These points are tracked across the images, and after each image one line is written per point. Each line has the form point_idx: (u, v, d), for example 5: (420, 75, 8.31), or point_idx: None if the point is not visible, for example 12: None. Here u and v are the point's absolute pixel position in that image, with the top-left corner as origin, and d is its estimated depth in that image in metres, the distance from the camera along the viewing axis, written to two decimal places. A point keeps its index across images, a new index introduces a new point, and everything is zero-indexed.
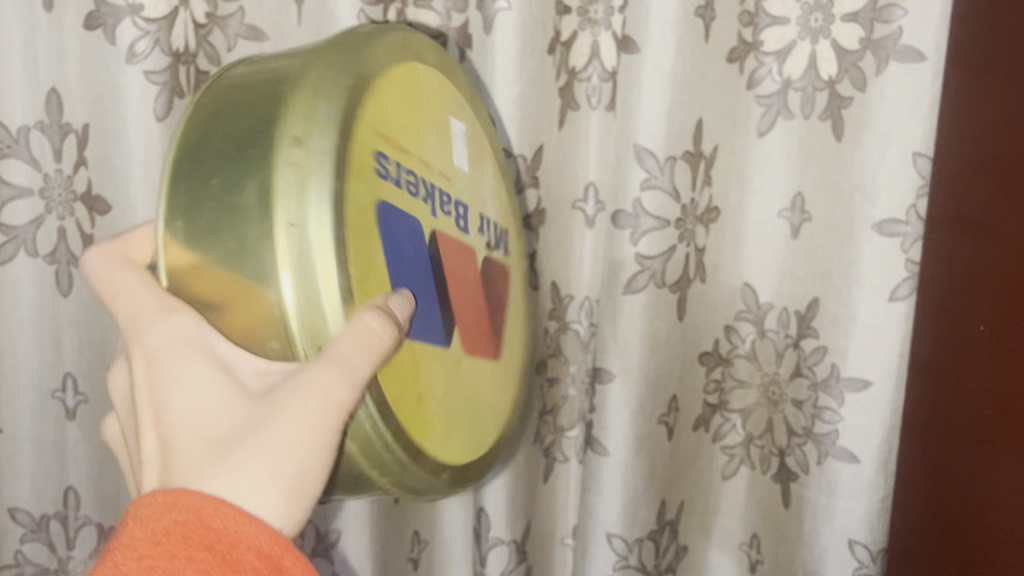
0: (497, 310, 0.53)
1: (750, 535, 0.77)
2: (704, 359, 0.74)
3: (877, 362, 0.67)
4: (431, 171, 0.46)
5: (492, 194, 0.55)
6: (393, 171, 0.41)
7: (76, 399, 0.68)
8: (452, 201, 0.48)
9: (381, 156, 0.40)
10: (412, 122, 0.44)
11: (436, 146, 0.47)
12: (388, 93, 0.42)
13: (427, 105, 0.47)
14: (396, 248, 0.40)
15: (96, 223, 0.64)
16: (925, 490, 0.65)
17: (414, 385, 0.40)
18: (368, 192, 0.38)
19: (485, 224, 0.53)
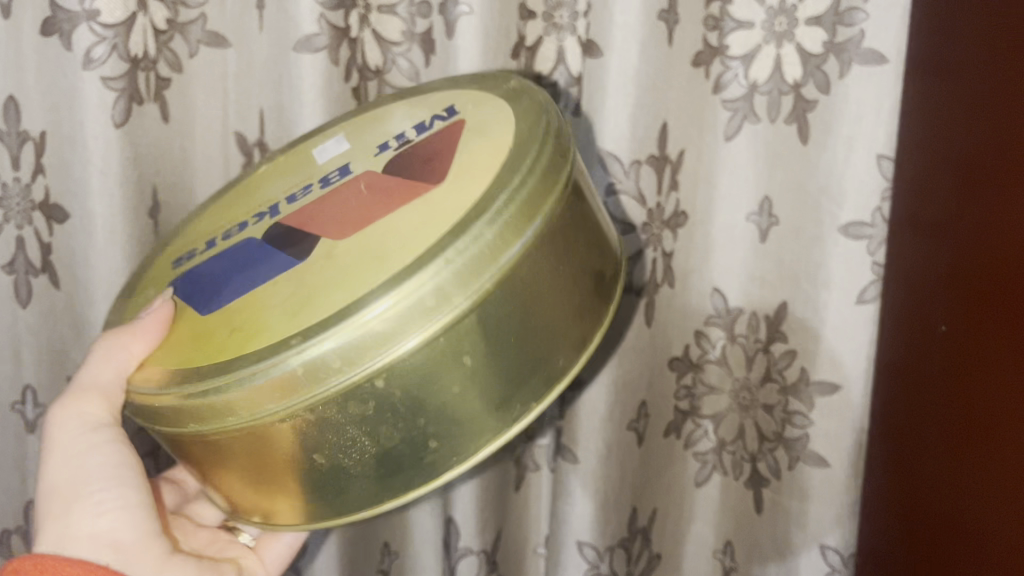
0: (432, 156, 0.44)
1: (724, 542, 0.77)
2: (674, 364, 0.73)
3: (844, 366, 0.68)
4: (264, 204, 0.49)
5: (407, 115, 0.50)
6: (201, 248, 0.48)
7: (37, 411, 0.67)
8: (315, 182, 0.48)
9: (182, 257, 0.49)
10: (240, 203, 0.50)
11: (281, 186, 0.50)
12: (209, 219, 0.52)
13: (257, 186, 0.52)
14: (203, 275, 0.45)
15: (54, 231, 0.64)
16: (891, 489, 0.66)
17: (226, 326, 0.40)
18: (158, 287, 0.46)
19: (397, 136, 0.48)
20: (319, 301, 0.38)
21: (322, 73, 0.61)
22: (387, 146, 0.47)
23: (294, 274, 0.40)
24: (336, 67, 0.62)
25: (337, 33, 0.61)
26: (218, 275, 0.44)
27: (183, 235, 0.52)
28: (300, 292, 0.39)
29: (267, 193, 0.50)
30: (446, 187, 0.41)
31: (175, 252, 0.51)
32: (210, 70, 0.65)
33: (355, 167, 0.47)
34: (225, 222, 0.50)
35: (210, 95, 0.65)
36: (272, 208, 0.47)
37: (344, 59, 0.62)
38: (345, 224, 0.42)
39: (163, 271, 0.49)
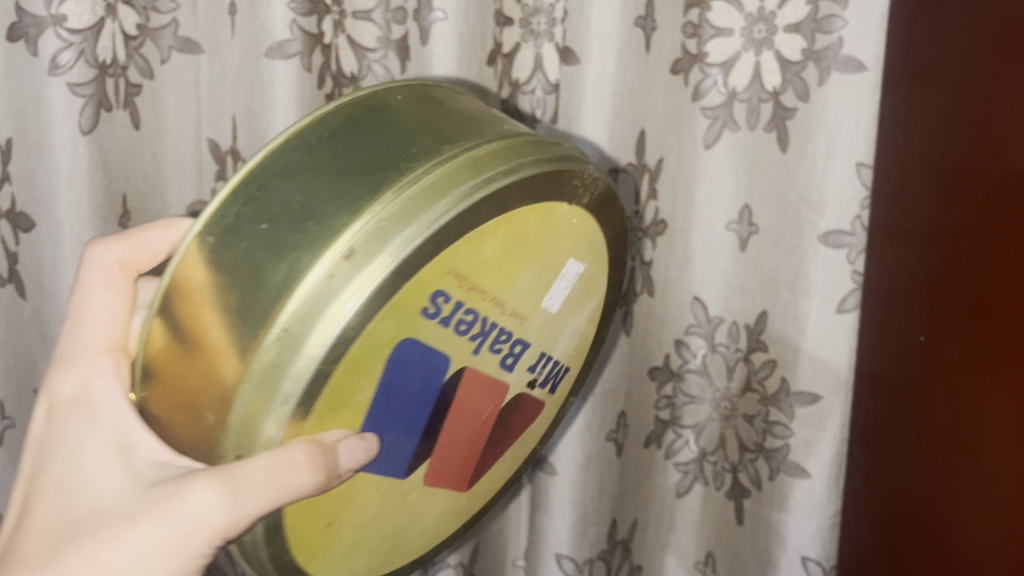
0: (504, 439, 0.47)
1: (705, 554, 0.76)
2: (654, 374, 0.73)
3: (828, 378, 0.66)
4: (495, 305, 0.41)
5: (574, 329, 0.48)
6: (445, 311, 0.39)
7: (4, 423, 0.65)
8: (513, 336, 0.43)
9: (435, 300, 0.38)
10: (517, 261, 0.41)
11: (525, 288, 0.42)
12: (494, 231, 0.39)
13: (543, 245, 0.42)
14: (393, 385, 0.39)
15: (21, 240, 0.62)
16: (870, 498, 0.65)
17: (323, 517, 0.41)
18: (394, 326, 0.37)
19: (546, 361, 0.47)
20: (355, 554, 0.43)
21: (294, 79, 0.60)
22: (535, 369, 0.46)
23: (380, 503, 0.43)
24: (308, 73, 0.61)
25: (310, 39, 0.60)
26: (397, 410, 0.40)
27: (461, 245, 0.38)
28: (377, 532, 0.44)
29: (522, 292, 0.42)
30: (469, 498, 0.48)
31: (454, 258, 0.38)
32: (178, 74, 0.62)
33: (515, 369, 0.45)
34: (482, 290, 0.40)
35: (181, 104, 0.63)
36: (489, 328, 0.41)
37: (317, 65, 0.62)
38: (458, 481, 0.46)
39: (432, 277, 0.37)
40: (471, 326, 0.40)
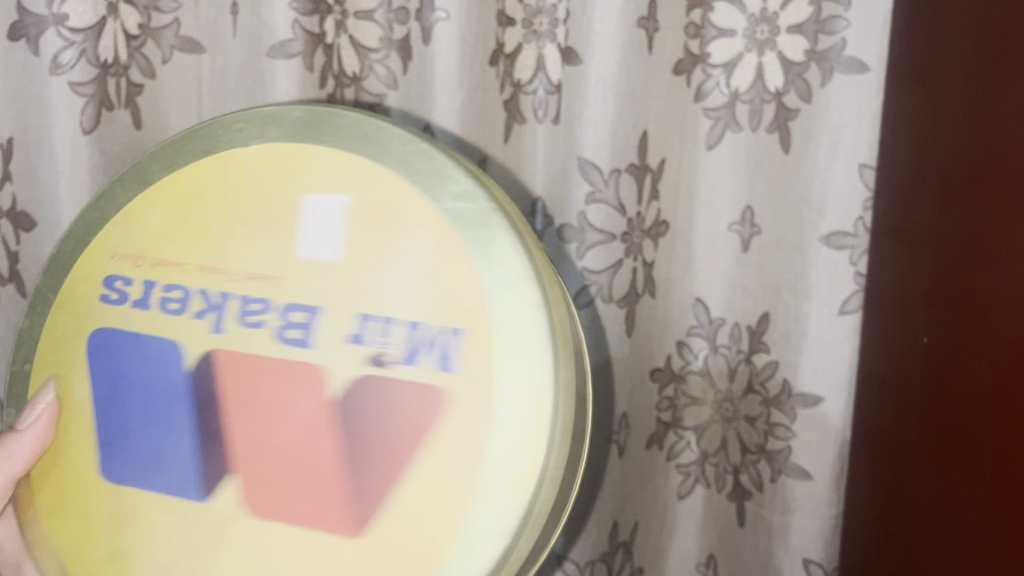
0: (353, 439, 0.40)
1: (707, 555, 0.74)
2: (656, 375, 0.71)
3: (829, 376, 0.67)
4: (214, 274, 0.44)
5: (433, 293, 0.41)
6: (133, 292, 0.45)
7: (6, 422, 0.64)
8: (278, 307, 0.42)
9: (111, 285, 0.45)
10: (195, 225, 0.45)
11: (242, 247, 0.44)
12: (149, 204, 0.45)
13: (230, 191, 0.44)
14: (116, 370, 0.44)
15: (22, 239, 0.61)
16: (870, 500, 0.65)
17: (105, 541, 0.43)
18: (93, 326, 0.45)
19: (412, 342, 0.40)
20: None
21: (295, 80, 0.62)
22: (364, 335, 0.41)
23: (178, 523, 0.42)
24: (310, 72, 0.62)
25: (313, 38, 0.62)
26: (127, 400, 0.44)
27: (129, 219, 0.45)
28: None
29: (229, 245, 0.44)
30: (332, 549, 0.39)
31: (111, 245, 0.46)
32: (180, 75, 0.61)
33: (320, 341, 0.42)
34: (170, 261, 0.45)
35: (183, 103, 0.62)
36: (219, 301, 0.44)
37: (319, 64, 0.63)
38: (312, 502, 0.40)
39: (95, 267, 0.46)
40: (218, 310, 0.43)
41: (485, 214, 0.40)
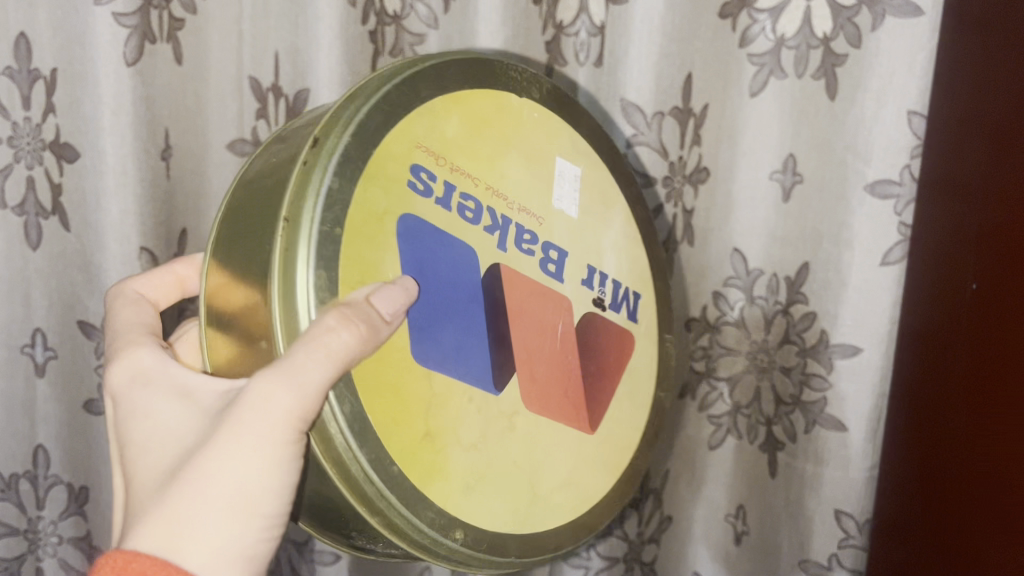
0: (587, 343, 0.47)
1: (736, 506, 0.75)
2: (691, 325, 0.73)
3: (868, 327, 0.66)
4: (497, 196, 0.42)
5: (617, 246, 0.50)
6: (437, 192, 0.39)
7: (46, 354, 0.65)
8: (539, 240, 0.45)
9: (418, 171, 0.38)
10: (485, 147, 0.42)
11: (522, 182, 0.44)
12: (449, 112, 0.40)
13: (511, 132, 0.44)
14: (425, 260, 0.38)
15: (65, 171, 0.61)
16: (912, 455, 0.64)
17: (422, 419, 0.37)
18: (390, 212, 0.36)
19: (600, 278, 0.49)
20: (475, 493, 0.39)
21: (338, 16, 0.61)
22: (592, 283, 0.48)
23: (499, 438, 0.41)
24: (353, 8, 0.62)
25: None
26: (439, 300, 0.38)
27: (425, 113, 0.39)
28: (487, 456, 0.40)
29: (507, 176, 0.43)
30: (589, 451, 0.46)
31: (416, 132, 0.38)
32: (223, 10, 0.62)
33: (565, 278, 0.46)
34: (466, 173, 0.41)
35: (224, 40, 0.63)
36: (501, 222, 0.42)
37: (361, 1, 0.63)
38: (531, 380, 0.43)
39: (402, 151, 0.37)
40: (529, 243, 0.44)
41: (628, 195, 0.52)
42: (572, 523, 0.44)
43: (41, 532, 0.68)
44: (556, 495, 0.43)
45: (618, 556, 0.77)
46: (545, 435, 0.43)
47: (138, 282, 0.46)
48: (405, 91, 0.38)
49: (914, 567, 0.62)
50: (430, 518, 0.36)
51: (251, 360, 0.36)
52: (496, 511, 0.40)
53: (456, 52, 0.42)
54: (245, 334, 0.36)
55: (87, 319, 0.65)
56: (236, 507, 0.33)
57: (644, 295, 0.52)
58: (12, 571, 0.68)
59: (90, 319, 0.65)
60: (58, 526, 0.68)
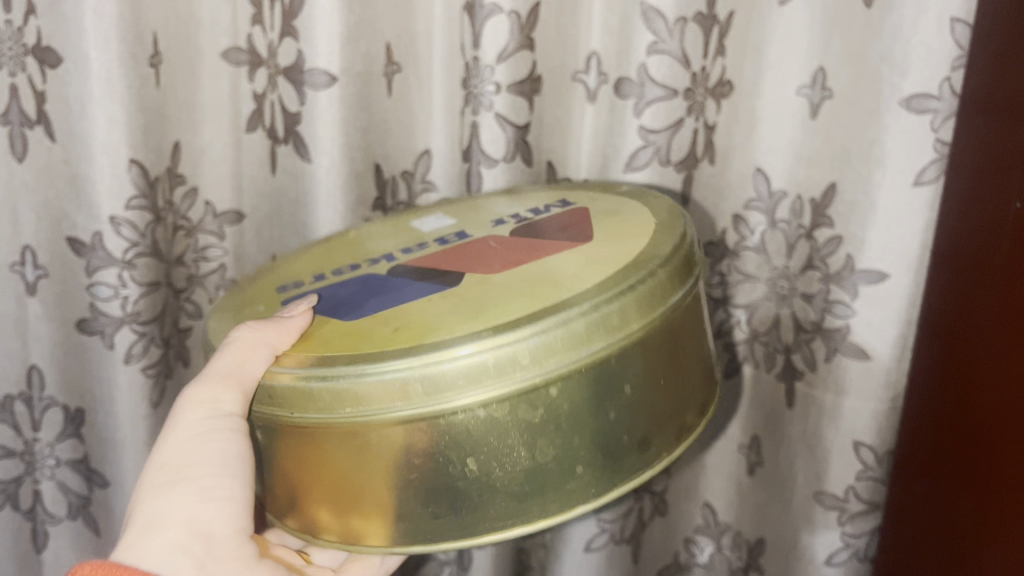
0: (562, 227, 0.48)
1: (750, 437, 0.73)
2: (710, 250, 0.70)
3: (893, 253, 0.62)
4: (372, 253, 0.51)
5: (517, 203, 0.55)
6: (309, 282, 0.49)
7: (37, 273, 0.62)
8: (428, 241, 0.51)
9: (288, 286, 0.49)
10: (340, 255, 0.52)
11: (388, 240, 0.53)
12: (298, 263, 0.52)
13: (360, 241, 0.54)
14: (315, 304, 0.46)
15: (47, 77, 0.57)
16: (939, 386, 0.61)
17: (384, 326, 0.40)
18: (264, 306, 0.48)
19: (512, 216, 0.52)
20: (485, 313, 0.39)
21: None
22: (505, 220, 0.52)
23: (456, 295, 0.42)
24: None
25: None
26: (343, 300, 0.44)
27: (286, 266, 0.53)
28: (461, 305, 0.41)
29: (372, 248, 0.52)
30: (595, 247, 0.45)
31: (274, 284, 0.51)
32: None
33: (473, 232, 0.51)
34: (333, 264, 0.51)
35: None
36: (379, 258, 0.50)
37: None
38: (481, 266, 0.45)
39: (265, 296, 0.49)
40: (418, 248, 0.50)
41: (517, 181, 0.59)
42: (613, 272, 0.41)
43: (38, 454, 0.67)
44: (587, 272, 0.42)
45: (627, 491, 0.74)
46: (535, 273, 0.43)
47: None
48: (254, 280, 0.52)
49: (947, 517, 0.59)
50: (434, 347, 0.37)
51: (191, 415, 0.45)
52: (512, 311, 0.39)
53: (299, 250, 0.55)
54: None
55: (76, 236, 0.61)
56: (186, 528, 0.40)
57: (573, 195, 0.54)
58: (10, 494, 0.67)
59: (79, 236, 0.61)
60: (54, 449, 0.67)
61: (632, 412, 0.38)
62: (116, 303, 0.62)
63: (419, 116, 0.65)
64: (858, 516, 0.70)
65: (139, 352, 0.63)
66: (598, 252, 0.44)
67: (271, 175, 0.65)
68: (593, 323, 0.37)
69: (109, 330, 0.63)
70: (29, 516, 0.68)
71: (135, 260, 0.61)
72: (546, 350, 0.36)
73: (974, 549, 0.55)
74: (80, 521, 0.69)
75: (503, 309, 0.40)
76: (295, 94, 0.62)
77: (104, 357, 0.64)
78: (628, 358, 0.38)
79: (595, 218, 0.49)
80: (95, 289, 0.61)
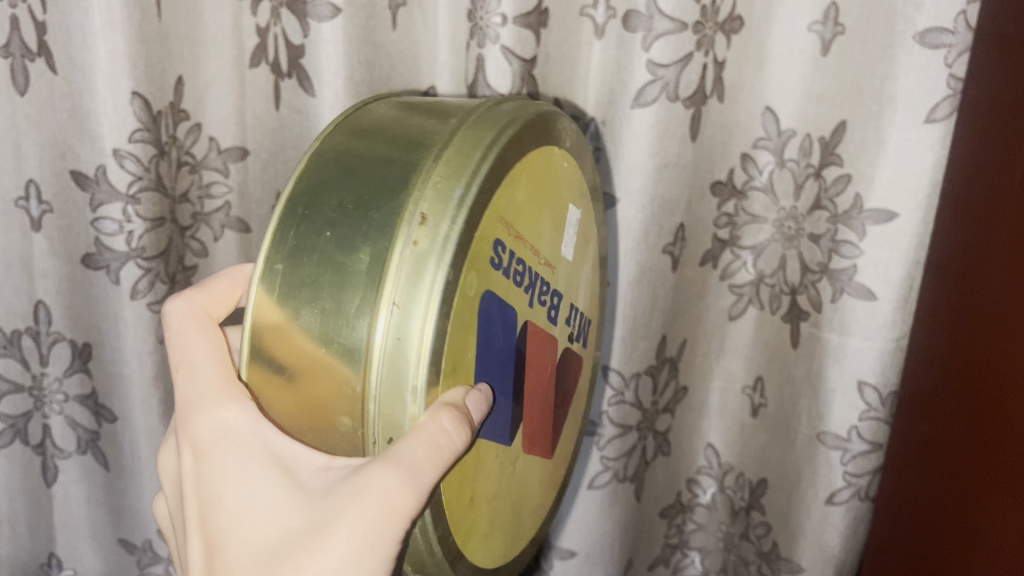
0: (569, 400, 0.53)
1: (755, 379, 0.75)
2: (717, 189, 0.69)
3: (905, 190, 0.61)
4: (538, 258, 0.44)
5: (594, 281, 0.55)
6: (505, 260, 0.40)
7: (41, 207, 0.62)
8: (552, 291, 0.47)
9: (497, 249, 0.39)
10: (534, 211, 0.43)
11: (551, 234, 0.46)
12: (519, 176, 0.41)
13: (553, 187, 0.45)
14: (489, 335, 0.39)
15: (48, 8, 0.56)
16: (944, 326, 0.61)
17: (458, 486, 0.39)
18: (475, 289, 0.37)
19: (578, 313, 0.52)
20: (489, 539, 0.43)
21: None
22: (575, 320, 0.52)
23: (498, 464, 0.43)
24: None
25: None
26: (488, 364, 0.40)
27: (507, 184, 0.39)
28: (493, 499, 0.43)
29: (545, 233, 0.45)
30: (551, 471, 0.52)
31: (501, 204, 0.39)
32: None
33: (561, 321, 0.49)
34: (525, 239, 0.42)
35: None
36: (535, 279, 0.44)
37: None
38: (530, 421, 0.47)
39: (489, 228, 0.38)
40: (547, 296, 0.46)
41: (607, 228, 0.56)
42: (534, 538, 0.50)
43: (47, 389, 0.67)
44: (530, 517, 0.49)
45: (631, 424, 0.74)
46: (528, 477, 0.47)
47: (201, 296, 0.44)
48: (495, 167, 0.38)
49: (943, 444, 0.61)
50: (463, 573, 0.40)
51: (320, 430, 0.37)
52: (497, 545, 0.44)
53: (521, 112, 0.41)
54: (333, 400, 0.35)
55: (80, 170, 0.60)
56: None
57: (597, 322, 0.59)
58: (19, 428, 0.68)
59: (82, 169, 0.60)
60: (63, 384, 0.67)
61: None
62: (121, 238, 0.62)
63: (423, 52, 0.64)
64: (860, 456, 0.70)
65: (145, 288, 0.63)
66: (545, 489, 0.51)
67: (274, 111, 0.64)
68: None
69: (115, 265, 0.63)
70: (38, 450, 0.69)
71: (139, 195, 0.60)
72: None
73: (965, 481, 0.57)
74: (88, 456, 0.70)
75: (496, 531, 0.44)
76: (298, 26, 0.60)
77: (109, 291, 0.64)
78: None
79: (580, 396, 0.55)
80: (99, 224, 0.61)
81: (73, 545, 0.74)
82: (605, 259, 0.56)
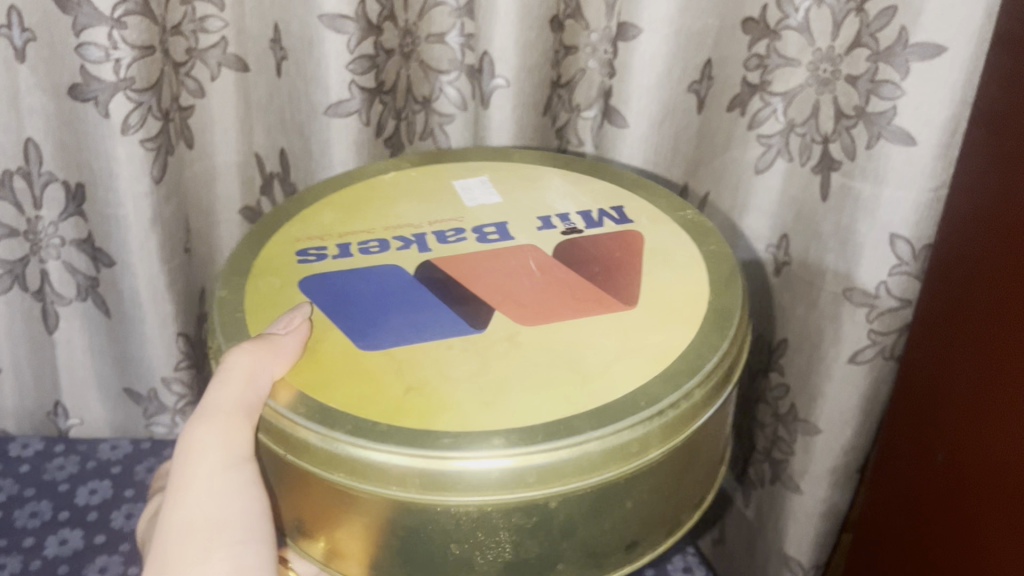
0: (610, 267, 0.44)
1: (780, 237, 0.72)
2: (747, 27, 0.64)
3: (955, 22, 0.55)
4: (403, 226, 0.47)
5: (567, 193, 0.51)
6: (331, 251, 0.45)
7: (25, 36, 0.58)
8: (467, 228, 0.47)
9: (307, 250, 0.45)
10: (367, 212, 0.49)
11: (416, 209, 0.49)
12: (319, 212, 0.48)
13: (389, 192, 0.50)
14: (343, 296, 0.42)
15: None
16: (989, 176, 0.56)
17: (398, 381, 0.36)
18: (281, 281, 0.43)
19: (561, 217, 0.49)
20: (500, 400, 0.35)
21: None
22: (551, 224, 0.48)
23: (474, 352, 0.38)
24: None
25: None
26: (365, 300, 0.42)
27: (300, 219, 0.48)
28: (482, 378, 0.37)
29: (403, 212, 0.49)
30: (636, 318, 0.40)
31: (294, 234, 0.47)
32: None
33: (518, 233, 0.47)
34: (356, 231, 0.47)
35: None
36: (412, 238, 0.46)
37: None
38: (521, 308, 0.41)
39: (284, 249, 0.45)
40: (456, 235, 0.47)
41: (548, 158, 0.55)
42: (662, 371, 0.37)
43: (42, 235, 0.66)
44: (622, 363, 0.37)
45: None
46: (569, 346, 0.38)
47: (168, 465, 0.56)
48: (266, 227, 0.47)
49: (956, 376, 0.60)
50: (444, 442, 0.33)
51: None
52: (539, 404, 0.35)
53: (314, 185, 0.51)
54: None
55: None
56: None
57: (628, 203, 0.50)
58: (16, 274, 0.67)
59: None
60: (58, 228, 0.66)
61: (641, 496, 0.35)
62: (108, 67, 0.57)
63: None
64: (887, 313, 0.66)
65: (136, 123, 0.59)
66: (639, 334, 0.39)
67: None
68: (640, 453, 0.34)
69: (103, 97, 0.58)
70: (37, 296, 0.68)
71: (125, 19, 0.55)
72: (554, 469, 0.32)
73: (984, 412, 0.56)
74: (89, 304, 0.69)
75: (526, 394, 0.36)
76: None
77: (99, 127, 0.60)
78: (638, 463, 0.34)
79: (650, 255, 0.45)
80: (84, 50, 0.57)
81: (79, 393, 0.74)
82: (584, 174, 0.53)
